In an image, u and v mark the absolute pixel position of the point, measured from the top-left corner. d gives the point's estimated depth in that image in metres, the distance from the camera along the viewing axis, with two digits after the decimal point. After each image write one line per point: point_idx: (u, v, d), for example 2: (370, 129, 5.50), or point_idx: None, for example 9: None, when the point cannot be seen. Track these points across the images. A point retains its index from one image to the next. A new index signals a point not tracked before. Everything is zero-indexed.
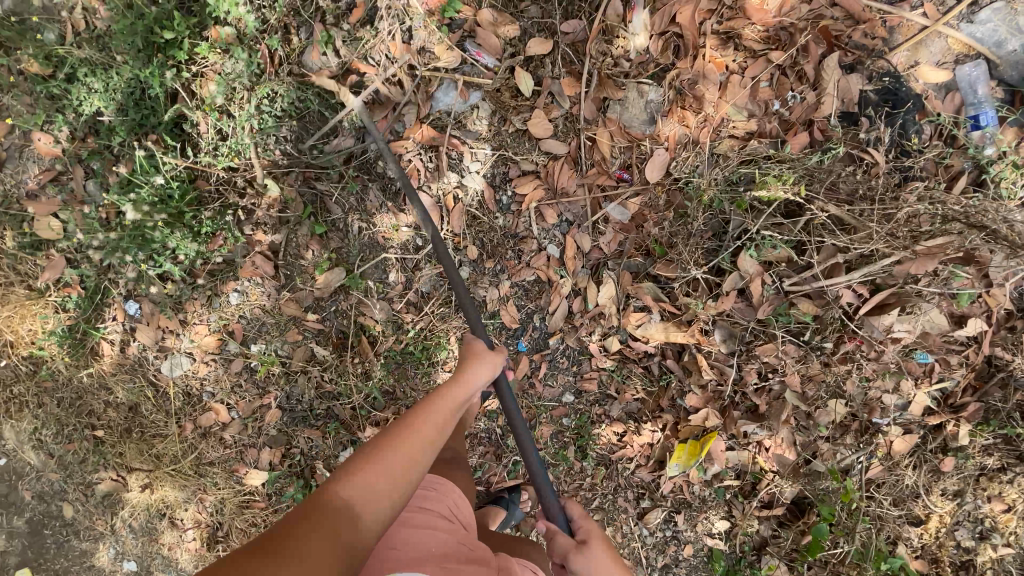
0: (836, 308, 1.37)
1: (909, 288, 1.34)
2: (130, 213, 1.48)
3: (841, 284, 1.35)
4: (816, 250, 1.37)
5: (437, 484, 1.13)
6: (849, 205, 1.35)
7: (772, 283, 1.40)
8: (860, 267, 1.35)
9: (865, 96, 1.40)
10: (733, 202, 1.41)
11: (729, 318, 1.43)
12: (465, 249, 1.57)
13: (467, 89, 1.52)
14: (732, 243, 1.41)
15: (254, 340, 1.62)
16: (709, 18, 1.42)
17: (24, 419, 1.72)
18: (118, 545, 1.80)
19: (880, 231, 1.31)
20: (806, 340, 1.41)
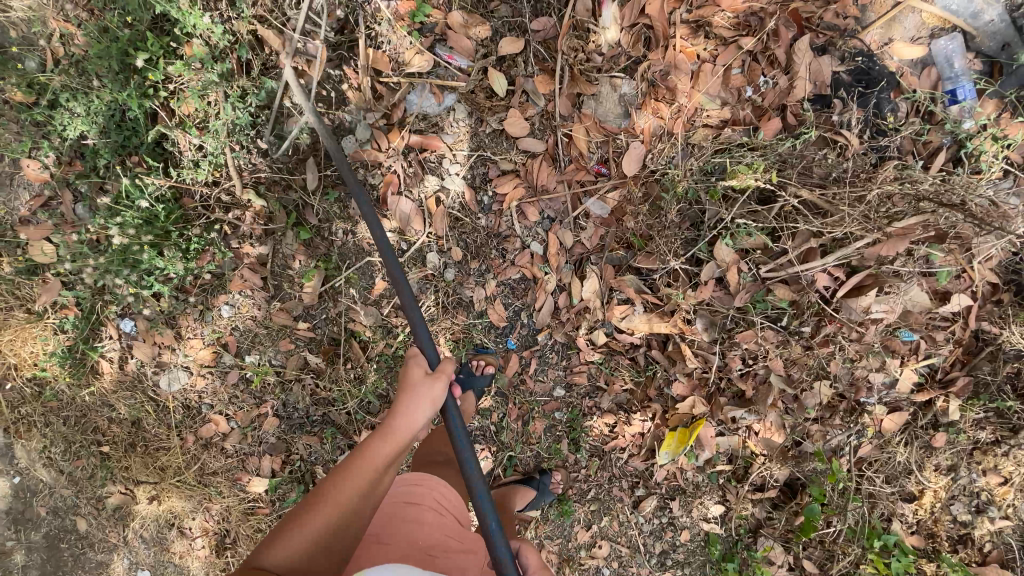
0: (813, 293, 1.37)
1: (885, 269, 1.35)
2: (118, 236, 1.49)
3: (817, 268, 1.36)
4: (790, 236, 1.37)
5: (427, 479, 1.15)
6: (822, 189, 1.35)
7: (750, 270, 1.41)
8: (835, 251, 1.36)
9: (838, 77, 1.40)
10: (708, 192, 1.41)
11: (709, 306, 1.44)
12: (449, 251, 1.59)
13: (441, 92, 1.54)
14: (709, 232, 1.41)
15: (249, 351, 1.65)
16: (679, 7, 1.41)
17: (33, 439, 1.77)
18: (132, 555, 1.86)
19: (851, 214, 1.31)
20: (785, 325, 1.41)
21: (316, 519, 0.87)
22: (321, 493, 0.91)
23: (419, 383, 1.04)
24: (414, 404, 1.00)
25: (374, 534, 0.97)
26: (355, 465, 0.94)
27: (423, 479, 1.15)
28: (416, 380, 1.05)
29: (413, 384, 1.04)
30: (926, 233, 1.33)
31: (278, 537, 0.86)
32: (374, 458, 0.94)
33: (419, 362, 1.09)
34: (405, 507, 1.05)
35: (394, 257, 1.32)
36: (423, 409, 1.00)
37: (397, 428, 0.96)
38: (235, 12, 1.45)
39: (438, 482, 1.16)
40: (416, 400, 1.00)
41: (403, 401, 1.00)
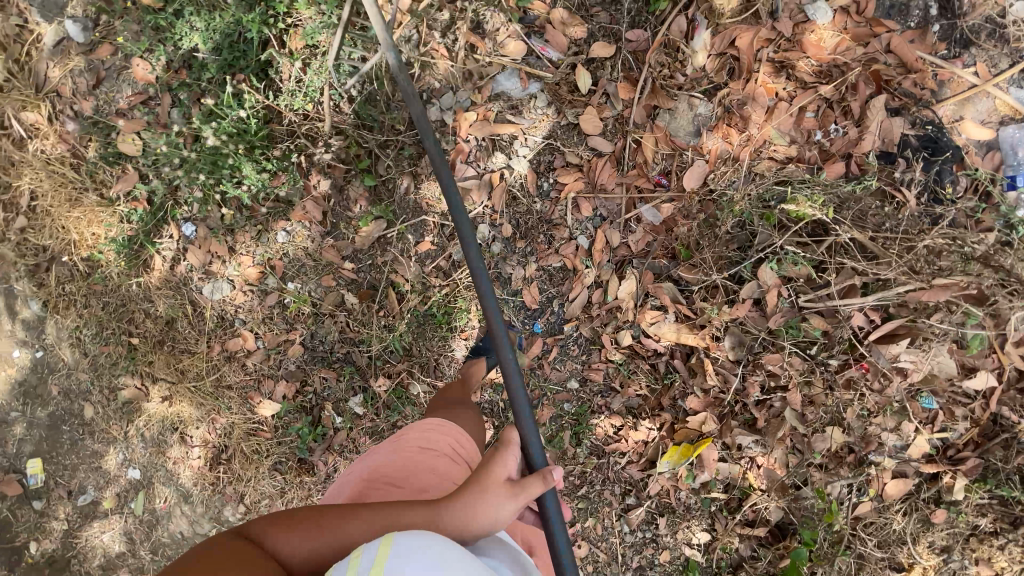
0: (847, 328, 1.41)
1: (921, 322, 1.38)
2: (210, 138, 1.63)
3: (855, 305, 1.40)
4: (834, 271, 1.41)
5: (442, 426, 1.20)
6: (874, 234, 1.39)
7: (789, 296, 1.44)
8: (875, 292, 1.40)
9: (906, 140, 1.45)
10: (763, 216, 1.45)
11: (741, 325, 1.47)
12: (500, 226, 1.67)
13: (527, 79, 1.63)
14: (755, 255, 1.45)
15: (292, 279, 1.73)
16: (767, 46, 1.50)
17: (70, 316, 1.89)
18: (127, 451, 1.95)
19: (898, 261, 1.37)
20: (813, 354, 1.44)
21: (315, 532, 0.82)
22: (333, 511, 0.85)
23: (488, 491, 0.89)
24: (467, 505, 0.86)
25: (390, 476, 1.07)
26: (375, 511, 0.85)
27: (440, 426, 1.20)
28: (493, 482, 0.91)
29: (484, 488, 0.89)
30: (964, 291, 1.36)
31: (286, 527, 0.83)
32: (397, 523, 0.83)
33: (506, 466, 0.95)
34: (422, 455, 1.11)
35: (483, 269, 1.26)
36: (474, 524, 0.85)
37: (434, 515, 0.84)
38: None
39: (455, 429, 1.21)
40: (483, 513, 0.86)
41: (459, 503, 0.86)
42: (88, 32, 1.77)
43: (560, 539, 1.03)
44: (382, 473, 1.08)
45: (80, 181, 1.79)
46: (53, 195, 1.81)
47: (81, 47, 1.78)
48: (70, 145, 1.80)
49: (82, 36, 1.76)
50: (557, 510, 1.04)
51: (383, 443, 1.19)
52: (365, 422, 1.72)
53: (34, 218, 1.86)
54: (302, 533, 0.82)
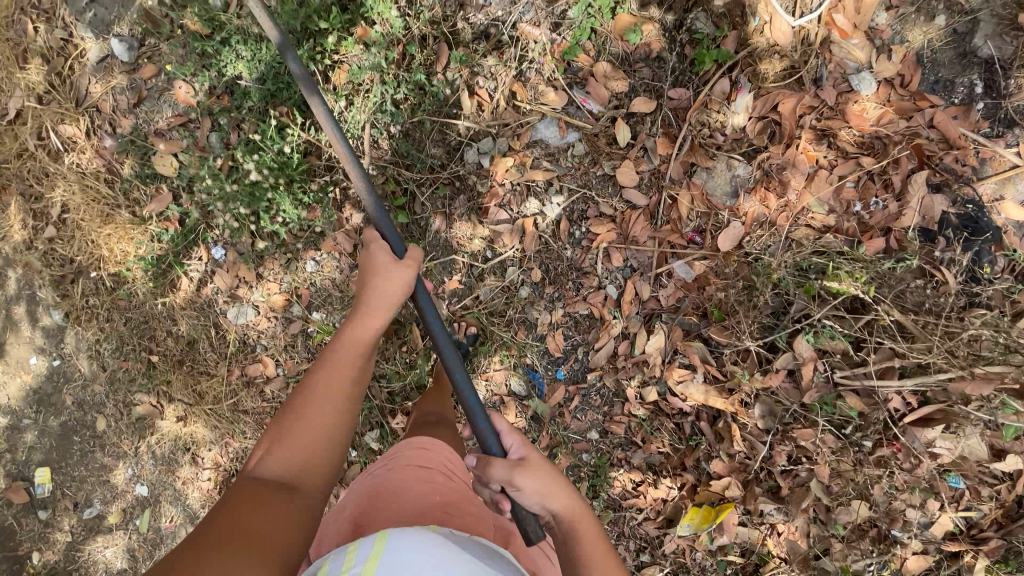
0: (884, 411, 1.38)
1: (958, 409, 1.35)
2: (252, 172, 1.68)
3: (893, 387, 1.38)
4: (873, 349, 1.40)
5: (431, 443, 1.23)
6: (915, 315, 1.38)
7: (824, 371, 1.42)
8: (914, 376, 1.38)
9: (947, 217, 1.43)
10: (801, 286, 1.44)
11: (773, 395, 1.44)
12: (529, 270, 1.67)
13: (566, 128, 1.64)
14: (791, 324, 1.44)
15: (317, 308, 1.74)
16: (809, 113, 1.52)
17: (92, 329, 1.89)
18: (136, 468, 1.94)
19: (939, 345, 1.35)
20: (847, 433, 1.40)
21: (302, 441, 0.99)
22: (301, 411, 1.01)
23: (377, 275, 1.13)
24: (375, 293, 1.11)
25: (383, 492, 1.06)
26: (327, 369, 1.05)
27: (429, 445, 1.22)
28: (382, 269, 1.13)
29: (378, 276, 1.13)
30: (1005, 383, 1.33)
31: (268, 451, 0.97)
32: (346, 368, 1.06)
33: (383, 254, 1.16)
34: (418, 470, 1.12)
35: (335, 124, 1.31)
36: (378, 305, 1.10)
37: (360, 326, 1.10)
38: (414, 10, 1.60)
39: (443, 446, 1.24)
40: (380, 291, 1.11)
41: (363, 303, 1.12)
42: (133, 51, 1.79)
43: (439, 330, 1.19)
44: (380, 495, 1.05)
45: (112, 196, 1.80)
46: (85, 209, 1.82)
47: (124, 66, 1.80)
48: (105, 160, 1.81)
49: (127, 55, 1.79)
50: (429, 299, 1.21)
51: (374, 463, 1.18)
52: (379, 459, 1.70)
53: (65, 229, 1.87)
54: (287, 448, 0.98)
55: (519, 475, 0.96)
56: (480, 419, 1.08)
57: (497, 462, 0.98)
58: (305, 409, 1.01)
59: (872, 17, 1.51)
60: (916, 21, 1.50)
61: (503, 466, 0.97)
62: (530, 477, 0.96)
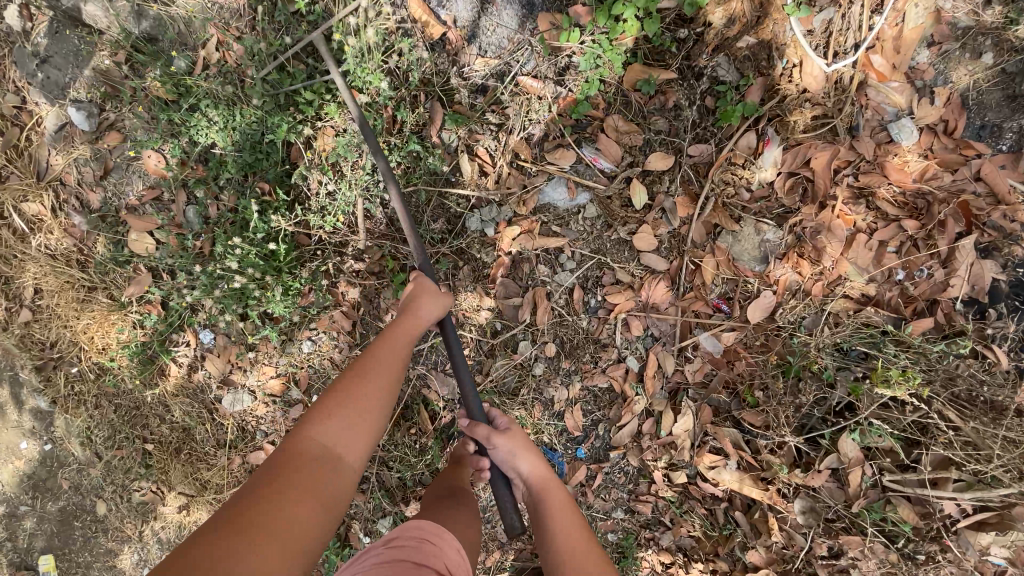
0: (937, 521, 1.27)
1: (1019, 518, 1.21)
2: (237, 278, 1.52)
3: (948, 498, 1.26)
4: (926, 452, 1.28)
5: (442, 536, 1.09)
6: (974, 420, 1.25)
7: (872, 474, 1.33)
8: (973, 489, 1.25)
9: (996, 285, 1.31)
10: (848, 386, 1.33)
11: (813, 493, 1.35)
12: (542, 344, 1.55)
13: (576, 188, 1.49)
14: (836, 421, 1.34)
15: (317, 391, 1.63)
16: (845, 167, 1.37)
17: (80, 417, 1.78)
18: (143, 551, 1.87)
19: (1002, 458, 1.22)
20: (899, 545, 1.28)
21: (353, 415, 0.92)
22: (349, 388, 0.95)
23: (424, 292, 1.18)
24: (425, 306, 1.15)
25: None
26: (380, 350, 1.04)
27: (439, 536, 1.09)
28: (426, 289, 1.20)
29: (424, 292, 1.18)
30: None
31: (316, 416, 0.90)
32: (393, 360, 1.03)
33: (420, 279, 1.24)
34: (407, 567, 0.96)
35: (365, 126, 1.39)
36: (428, 316, 1.14)
37: (410, 322, 1.11)
38: (403, 73, 1.46)
39: (454, 541, 1.10)
40: (430, 303, 1.16)
41: (409, 304, 1.16)
42: (93, 119, 1.62)
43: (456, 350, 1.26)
44: None
45: (88, 279, 1.66)
46: (58, 293, 1.68)
47: (86, 135, 1.64)
48: (76, 239, 1.67)
49: (88, 124, 1.62)
50: (456, 338, 1.27)
51: (371, 546, 1.04)
52: None
53: (40, 312, 1.73)
54: (334, 418, 0.90)
55: (498, 434, 1.15)
56: (476, 407, 1.23)
57: (481, 424, 1.17)
58: (358, 382, 0.96)
59: (913, 56, 1.34)
60: (960, 59, 1.33)
61: (484, 428, 1.16)
62: (506, 440, 1.13)
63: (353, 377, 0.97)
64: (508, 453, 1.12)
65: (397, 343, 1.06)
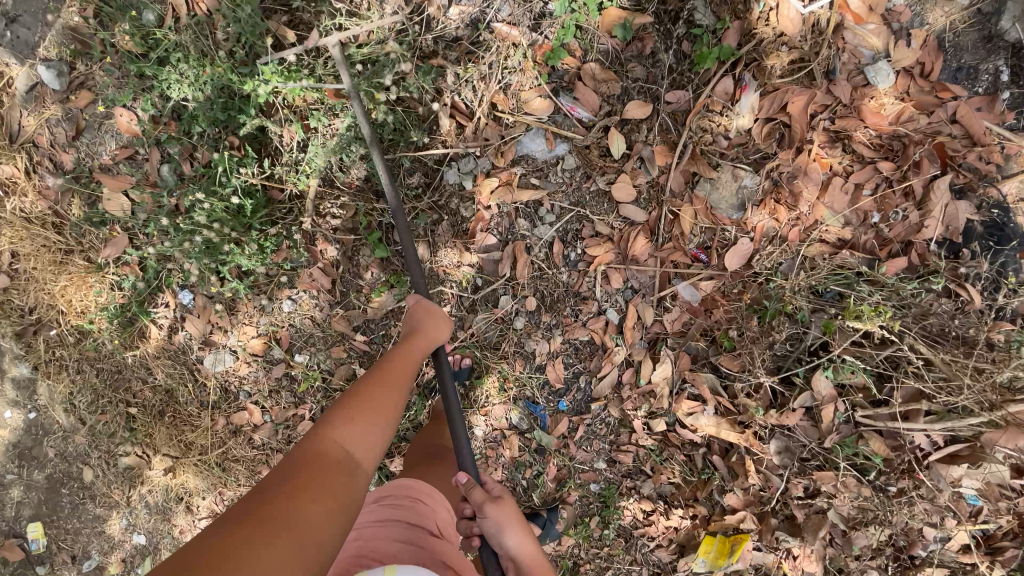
0: (908, 454, 1.31)
1: (988, 448, 1.25)
2: (201, 229, 1.52)
3: (918, 429, 1.29)
4: (897, 386, 1.31)
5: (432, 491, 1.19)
6: (944, 351, 1.27)
7: (845, 410, 1.35)
8: (943, 419, 1.28)
9: (970, 225, 1.32)
10: (821, 322, 1.34)
11: (788, 432, 1.38)
12: (523, 298, 1.55)
13: (554, 139, 1.48)
14: (809, 359, 1.35)
15: (299, 350, 1.63)
16: (822, 112, 1.36)
17: (61, 382, 1.77)
18: (131, 516, 1.87)
19: (971, 387, 1.23)
20: (871, 478, 1.34)
21: (370, 419, 0.94)
22: (366, 394, 0.99)
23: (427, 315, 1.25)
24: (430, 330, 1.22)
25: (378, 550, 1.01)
26: (392, 365, 1.09)
27: (426, 495, 1.15)
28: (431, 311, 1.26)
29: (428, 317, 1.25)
30: None
31: (337, 420, 0.92)
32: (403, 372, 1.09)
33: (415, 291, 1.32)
34: (405, 528, 1.06)
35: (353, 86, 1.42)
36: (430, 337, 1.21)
37: (420, 344, 1.18)
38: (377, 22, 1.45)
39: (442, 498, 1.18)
40: (435, 324, 1.23)
41: (417, 326, 1.22)
42: (63, 77, 1.59)
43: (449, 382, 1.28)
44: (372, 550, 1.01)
45: (65, 241, 1.65)
46: (34, 256, 1.66)
47: (57, 94, 1.61)
48: (50, 201, 1.64)
49: (58, 82, 1.59)
50: (450, 369, 1.29)
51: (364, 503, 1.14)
52: None
53: (17, 277, 1.70)
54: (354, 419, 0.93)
55: (491, 503, 1.05)
56: (467, 460, 1.20)
57: (476, 487, 1.08)
58: (376, 391, 1.01)
59: None
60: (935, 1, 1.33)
61: (479, 493, 1.06)
62: (498, 511, 1.04)
63: (372, 387, 1.01)
64: (498, 526, 1.03)
65: (409, 359, 1.14)
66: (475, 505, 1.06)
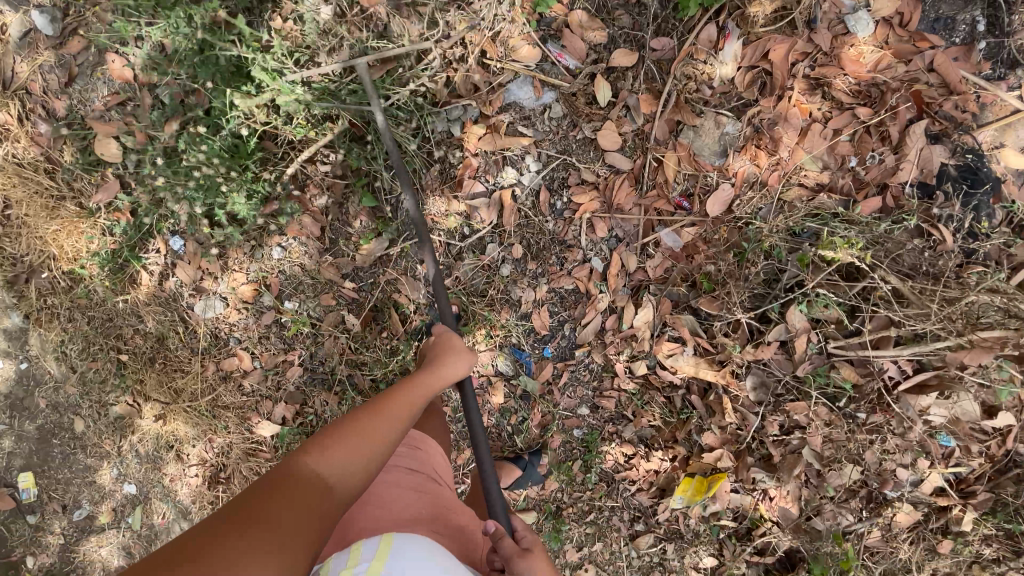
0: (878, 380, 1.35)
1: (953, 374, 1.31)
2: (202, 163, 1.53)
3: (887, 356, 1.33)
4: (868, 317, 1.34)
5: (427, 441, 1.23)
6: (911, 280, 1.31)
7: (818, 342, 1.38)
8: (911, 344, 1.32)
9: (945, 169, 1.36)
10: (795, 256, 1.38)
11: (764, 367, 1.41)
12: (510, 246, 1.58)
13: (542, 87, 1.51)
14: (783, 294, 1.38)
15: (289, 298, 1.65)
16: (802, 60, 1.39)
17: (53, 331, 1.79)
18: (122, 466, 1.88)
19: (937, 313, 1.28)
20: (841, 405, 1.38)
21: (359, 446, 0.87)
22: (363, 420, 0.91)
23: (451, 349, 1.20)
24: (451, 367, 1.16)
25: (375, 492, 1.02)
26: (401, 393, 1.02)
27: (424, 443, 1.21)
28: (456, 346, 1.21)
29: (451, 350, 1.20)
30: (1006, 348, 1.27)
31: (322, 443, 0.84)
32: (410, 402, 1.01)
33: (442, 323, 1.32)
34: (406, 472, 1.10)
35: (366, 78, 1.46)
36: (447, 373, 1.14)
37: (436, 377, 1.11)
38: None
39: (437, 448, 1.24)
40: (456, 359, 1.17)
41: (438, 359, 1.17)
42: (57, 23, 1.61)
43: (476, 421, 1.27)
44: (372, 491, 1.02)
45: (57, 188, 1.66)
46: (27, 203, 1.68)
47: (49, 40, 1.62)
48: (43, 148, 1.66)
49: (51, 28, 1.61)
50: (475, 401, 1.28)
51: None
52: None
53: (9, 224, 1.71)
54: (348, 442, 0.86)
55: (519, 557, 0.93)
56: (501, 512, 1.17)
57: (506, 537, 0.97)
58: (371, 417, 0.93)
59: None
60: None
61: (508, 544, 0.95)
62: (530, 566, 0.92)
63: (368, 411, 0.94)
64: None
65: (420, 389, 1.06)
66: (503, 558, 0.94)
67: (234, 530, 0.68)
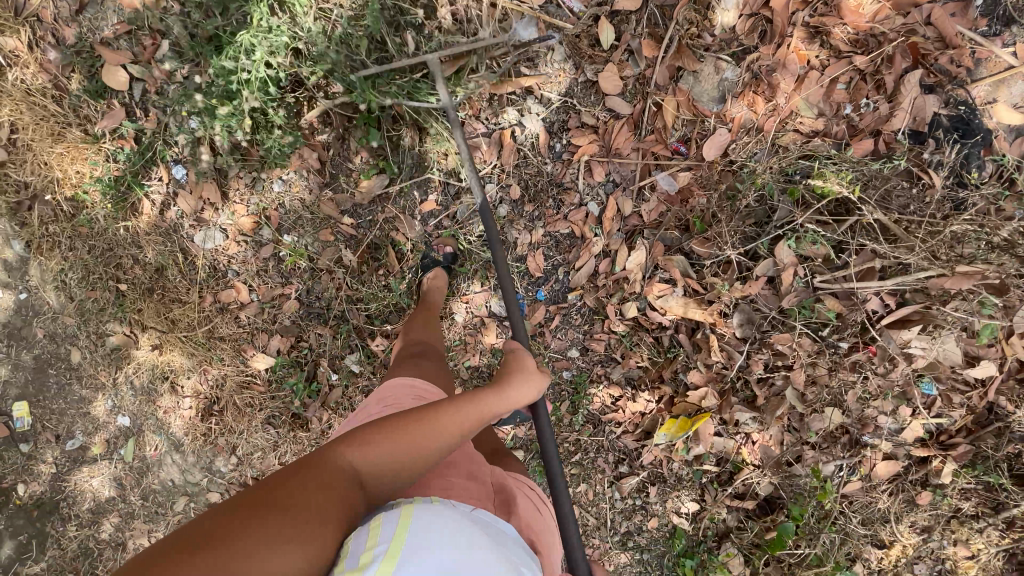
0: (862, 312, 1.38)
1: (936, 309, 1.35)
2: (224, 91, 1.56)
3: (872, 288, 1.37)
4: (855, 251, 1.38)
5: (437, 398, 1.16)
6: (898, 216, 1.37)
7: (804, 276, 1.42)
8: (894, 277, 1.37)
9: (937, 119, 1.39)
10: (786, 191, 1.42)
11: (752, 302, 1.44)
12: (507, 188, 1.60)
13: (546, 29, 1.52)
14: (773, 231, 1.42)
15: (288, 231, 1.68)
16: (802, 9, 1.40)
17: (54, 259, 1.81)
18: (116, 398, 1.88)
19: (921, 245, 1.33)
20: (824, 336, 1.42)
21: (400, 454, 0.79)
22: (408, 425, 0.82)
23: (520, 369, 1.02)
24: (517, 393, 0.98)
25: None
26: (454, 405, 0.87)
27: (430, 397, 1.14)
28: (527, 369, 1.04)
29: (521, 373, 1.02)
30: (985, 280, 1.32)
31: (360, 440, 0.78)
32: (462, 418, 0.86)
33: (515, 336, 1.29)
34: None
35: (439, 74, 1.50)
36: (510, 398, 0.96)
37: (496, 398, 0.93)
38: None
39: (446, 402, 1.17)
40: (523, 383, 1.00)
41: (505, 377, 1.00)
42: None
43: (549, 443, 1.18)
44: None
45: (63, 114, 1.68)
46: (33, 129, 1.70)
47: None
48: (51, 74, 1.67)
49: None
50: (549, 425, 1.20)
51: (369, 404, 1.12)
52: (362, 380, 1.70)
53: (15, 150, 1.73)
54: (388, 446, 0.79)
55: None
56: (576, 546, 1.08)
57: None
58: (417, 424, 0.82)
59: None
60: None
61: None
62: None
63: (415, 416, 0.84)
64: None
65: (477, 407, 0.89)
66: None
67: (248, 531, 0.60)
